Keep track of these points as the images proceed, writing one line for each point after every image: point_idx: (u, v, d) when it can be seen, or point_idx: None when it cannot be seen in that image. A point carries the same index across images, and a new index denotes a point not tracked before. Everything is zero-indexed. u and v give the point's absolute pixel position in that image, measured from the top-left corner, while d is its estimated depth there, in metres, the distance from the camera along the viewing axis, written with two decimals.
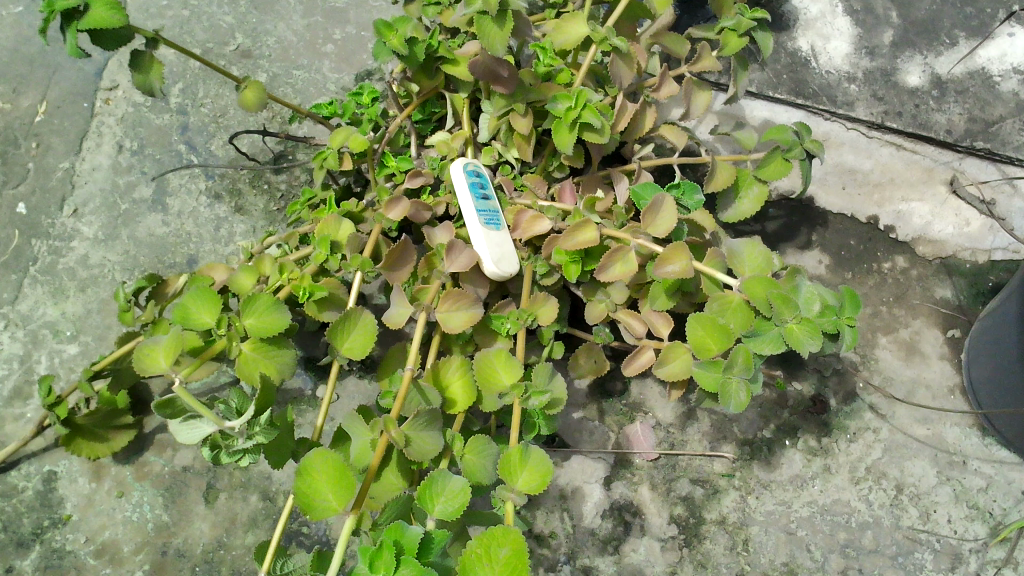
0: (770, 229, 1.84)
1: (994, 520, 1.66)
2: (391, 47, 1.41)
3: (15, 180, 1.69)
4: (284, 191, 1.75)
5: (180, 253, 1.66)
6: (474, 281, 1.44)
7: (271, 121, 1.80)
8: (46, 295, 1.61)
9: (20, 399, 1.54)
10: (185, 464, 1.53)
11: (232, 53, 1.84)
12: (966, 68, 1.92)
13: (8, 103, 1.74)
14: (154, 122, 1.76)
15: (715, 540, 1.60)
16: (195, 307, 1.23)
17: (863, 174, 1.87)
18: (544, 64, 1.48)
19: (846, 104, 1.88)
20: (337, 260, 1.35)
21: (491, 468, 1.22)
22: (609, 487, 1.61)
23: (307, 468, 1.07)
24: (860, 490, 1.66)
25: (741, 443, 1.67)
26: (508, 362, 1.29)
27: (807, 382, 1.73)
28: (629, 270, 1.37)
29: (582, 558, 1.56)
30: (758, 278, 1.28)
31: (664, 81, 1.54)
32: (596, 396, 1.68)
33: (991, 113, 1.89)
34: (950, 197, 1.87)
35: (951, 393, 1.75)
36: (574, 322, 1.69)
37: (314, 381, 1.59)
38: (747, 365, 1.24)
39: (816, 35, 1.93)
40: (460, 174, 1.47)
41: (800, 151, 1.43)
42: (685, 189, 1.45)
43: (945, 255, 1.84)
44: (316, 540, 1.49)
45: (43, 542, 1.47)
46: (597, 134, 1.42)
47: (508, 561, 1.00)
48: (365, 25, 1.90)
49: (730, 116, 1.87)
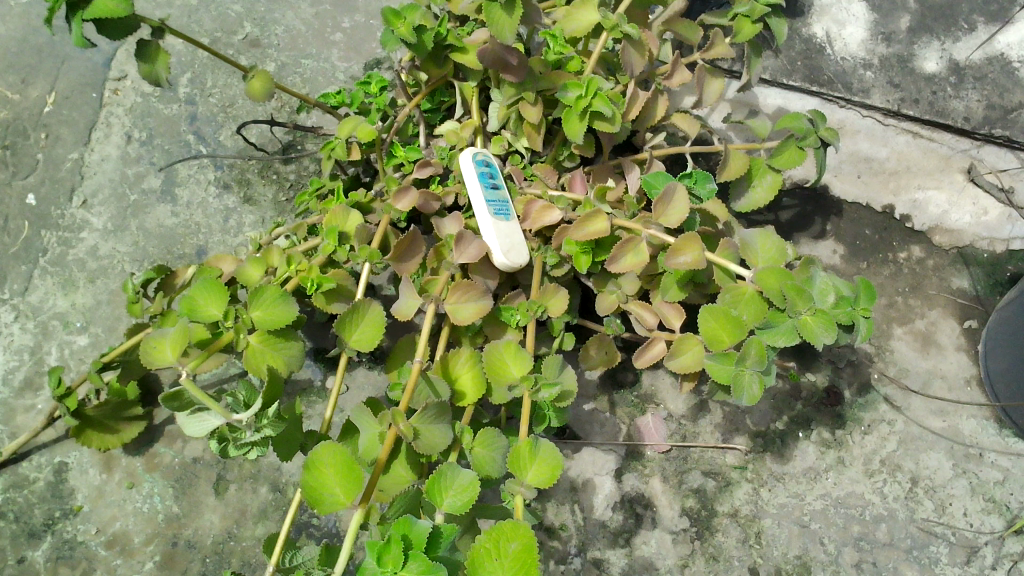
0: (784, 218, 1.81)
1: (1011, 513, 1.63)
2: (399, 35, 1.39)
3: (25, 171, 1.69)
4: (294, 181, 1.74)
5: (189, 244, 1.66)
6: (483, 272, 1.43)
7: (279, 111, 1.79)
8: (56, 287, 1.61)
9: (31, 389, 1.55)
10: (196, 456, 1.53)
11: (240, 42, 1.82)
12: (985, 55, 1.86)
13: (17, 94, 1.74)
14: (163, 112, 1.76)
15: (727, 533, 1.58)
16: (202, 298, 1.22)
17: (878, 162, 1.84)
18: (555, 52, 1.46)
19: (862, 91, 1.83)
20: (345, 252, 1.34)
21: (501, 461, 1.20)
22: (621, 479, 1.60)
23: (315, 461, 1.06)
24: (874, 482, 1.64)
25: (754, 435, 1.65)
26: (518, 354, 1.29)
27: (821, 373, 1.71)
28: (640, 261, 1.34)
29: (593, 550, 1.54)
30: (771, 268, 1.25)
31: (676, 68, 1.52)
32: (607, 388, 1.66)
33: (1010, 99, 1.84)
34: (968, 185, 1.84)
35: (968, 385, 1.73)
36: (585, 313, 1.67)
37: (324, 372, 1.58)
38: (760, 357, 1.23)
39: (831, 21, 1.88)
40: (469, 164, 1.45)
41: (815, 140, 1.41)
42: (696, 178, 1.45)
43: (962, 244, 1.82)
44: (327, 532, 1.49)
45: (55, 533, 1.47)
46: (608, 122, 1.40)
47: (517, 556, 0.99)
48: (374, 14, 1.88)
49: (744, 104, 1.84)
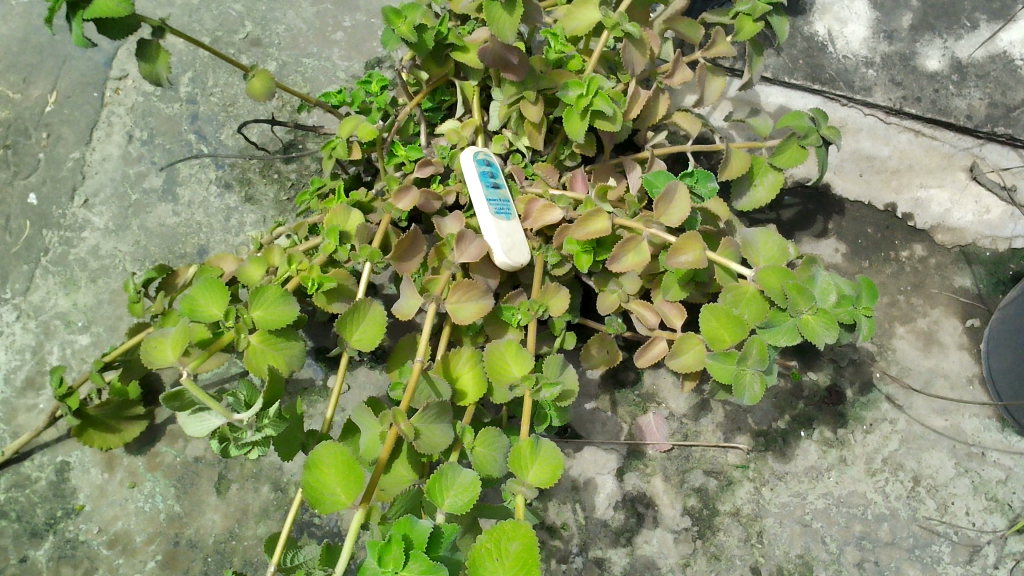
0: (785, 216, 1.81)
1: (1013, 512, 1.63)
2: (399, 35, 1.39)
3: (26, 171, 1.69)
4: (295, 180, 1.74)
5: (191, 244, 1.66)
6: (484, 271, 1.43)
7: (280, 110, 1.79)
8: (57, 286, 1.61)
9: (32, 389, 1.55)
10: (197, 455, 1.53)
11: (241, 41, 1.82)
12: (987, 52, 1.85)
13: (19, 93, 1.74)
14: (164, 112, 1.76)
15: (729, 532, 1.58)
16: (202, 298, 1.21)
17: (880, 160, 1.84)
18: (555, 51, 1.47)
19: (863, 89, 1.83)
20: (346, 251, 1.34)
21: (502, 460, 1.20)
22: (622, 478, 1.60)
23: (316, 461, 1.06)
24: (876, 481, 1.63)
25: (756, 434, 1.65)
26: (519, 353, 1.28)
27: (823, 372, 1.70)
28: (641, 261, 1.34)
29: (594, 549, 1.54)
30: (773, 267, 1.25)
31: (677, 67, 1.52)
32: (609, 387, 1.66)
33: (1013, 97, 1.83)
34: (970, 184, 1.83)
35: (970, 383, 1.72)
36: (586, 312, 1.67)
37: (325, 372, 1.58)
38: (761, 356, 1.22)
39: (833, 19, 1.87)
40: (470, 163, 1.45)
41: (816, 138, 1.41)
42: (698, 177, 1.44)
43: (965, 243, 1.81)
44: (328, 532, 1.49)
45: (57, 532, 1.47)
46: (609, 121, 1.40)
47: (518, 556, 0.99)
48: (375, 13, 1.88)
49: (745, 103, 1.84)
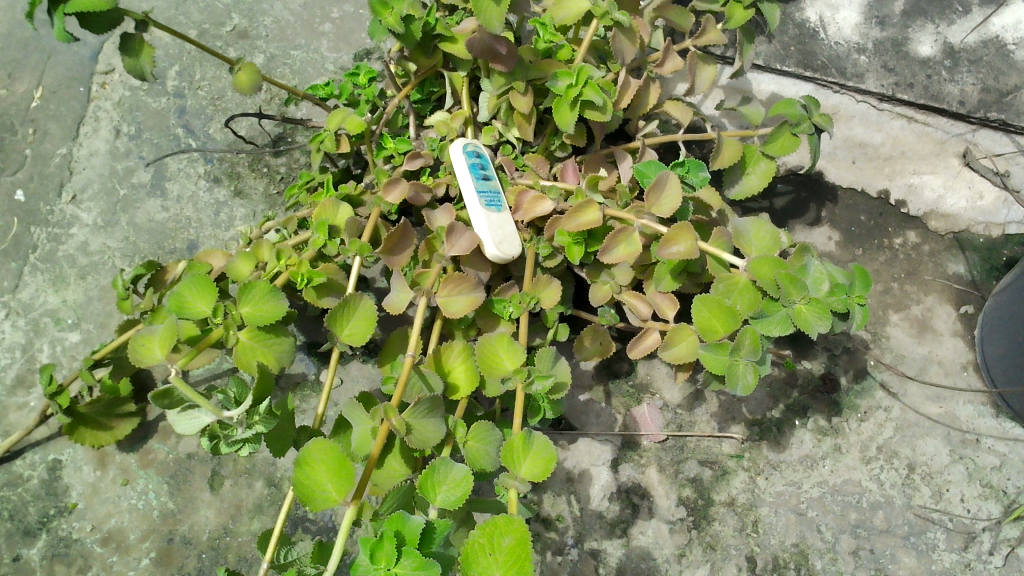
0: (779, 205, 1.80)
1: (1008, 498, 1.63)
2: (386, 25, 1.36)
3: (13, 167, 1.67)
4: (285, 174, 1.73)
5: (180, 239, 1.65)
6: (476, 264, 1.41)
7: (269, 103, 1.77)
8: (46, 283, 1.60)
9: (23, 387, 1.53)
10: (190, 451, 1.52)
11: (228, 33, 1.80)
12: (979, 37, 1.84)
13: (4, 88, 1.72)
14: (151, 105, 1.74)
15: (724, 521, 1.58)
16: (190, 294, 1.20)
17: (873, 147, 1.83)
18: (544, 40, 1.45)
19: (856, 76, 1.82)
20: (335, 245, 1.33)
21: (495, 454, 1.19)
22: (617, 469, 1.60)
23: (306, 459, 1.05)
24: (871, 469, 1.63)
25: (750, 424, 1.65)
26: (511, 346, 1.28)
27: (817, 361, 1.70)
28: (633, 251, 1.34)
29: (590, 541, 1.54)
30: (765, 258, 1.25)
31: (668, 56, 1.52)
32: (602, 378, 1.66)
33: (1006, 82, 1.82)
34: (963, 170, 1.83)
35: (964, 369, 1.72)
36: (578, 303, 1.67)
37: (317, 366, 1.57)
38: (754, 346, 1.22)
39: (824, 5, 1.85)
40: (459, 155, 1.44)
41: (808, 126, 1.40)
42: (689, 167, 1.49)
43: (957, 229, 1.81)
44: (322, 527, 1.49)
45: (49, 530, 1.46)
46: (599, 111, 1.38)
47: (511, 551, 0.98)
48: (363, 3, 1.86)
49: (738, 90, 1.82)
